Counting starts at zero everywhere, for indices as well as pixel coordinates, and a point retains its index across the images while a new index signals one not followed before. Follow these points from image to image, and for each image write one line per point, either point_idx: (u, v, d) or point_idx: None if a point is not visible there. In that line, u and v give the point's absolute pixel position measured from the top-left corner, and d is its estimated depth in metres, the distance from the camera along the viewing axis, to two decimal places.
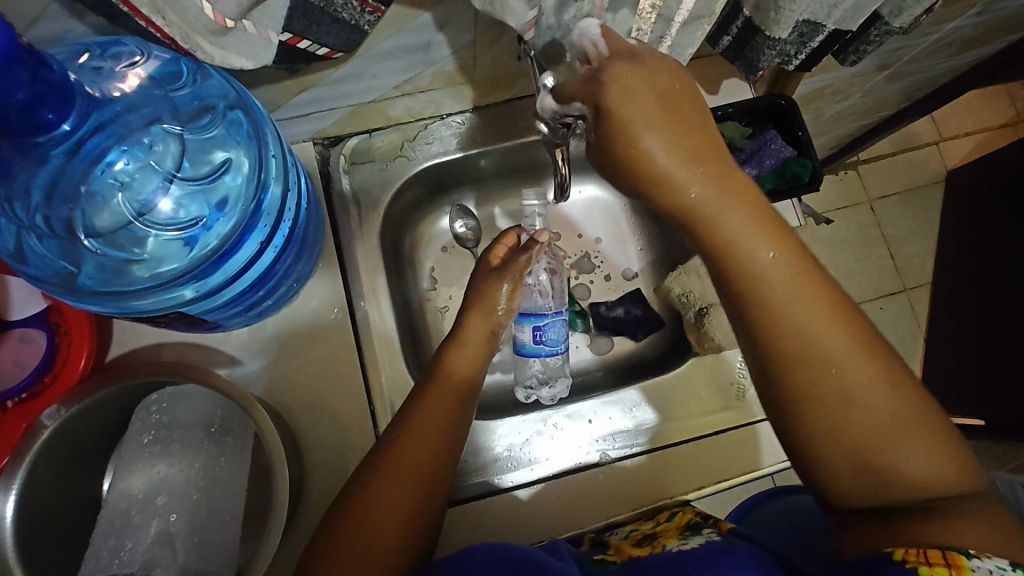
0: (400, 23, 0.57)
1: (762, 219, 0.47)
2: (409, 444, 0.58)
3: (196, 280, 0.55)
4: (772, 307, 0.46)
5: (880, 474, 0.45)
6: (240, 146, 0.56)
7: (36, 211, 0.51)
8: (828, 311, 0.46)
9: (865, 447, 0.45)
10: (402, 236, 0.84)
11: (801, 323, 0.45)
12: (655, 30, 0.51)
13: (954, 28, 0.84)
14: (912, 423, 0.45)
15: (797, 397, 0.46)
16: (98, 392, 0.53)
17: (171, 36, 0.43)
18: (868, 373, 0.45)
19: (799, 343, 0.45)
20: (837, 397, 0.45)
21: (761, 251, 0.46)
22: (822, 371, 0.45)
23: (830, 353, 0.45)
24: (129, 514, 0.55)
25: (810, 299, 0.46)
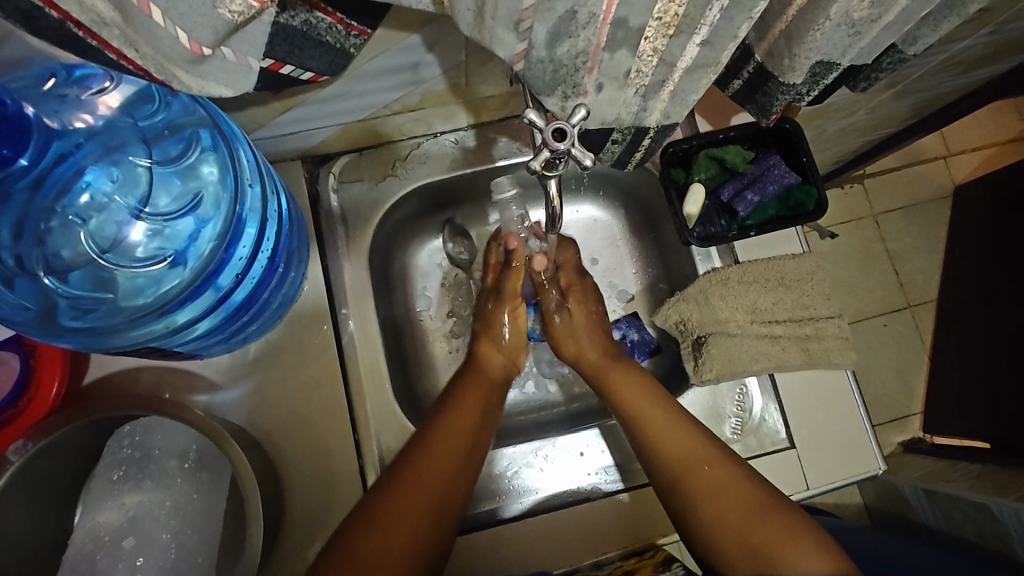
0: (388, 44, 0.54)
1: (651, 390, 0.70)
2: (431, 455, 0.63)
3: (190, 303, 0.55)
4: (646, 416, 0.67)
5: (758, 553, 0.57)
6: (213, 164, 0.55)
7: (3, 249, 0.50)
8: (691, 432, 0.65)
9: (726, 524, 0.60)
10: (393, 255, 0.82)
11: (671, 444, 0.65)
12: (656, 73, 0.47)
13: (968, 46, 0.80)
14: (782, 529, 0.57)
15: (690, 508, 0.62)
16: (66, 427, 0.51)
17: (144, 68, 0.40)
18: (729, 488, 0.61)
19: (665, 458, 0.64)
20: (703, 500, 0.61)
21: (657, 418, 0.67)
22: (696, 472, 0.62)
23: (697, 473, 0.63)
24: (94, 558, 0.54)
25: (673, 424, 0.66)
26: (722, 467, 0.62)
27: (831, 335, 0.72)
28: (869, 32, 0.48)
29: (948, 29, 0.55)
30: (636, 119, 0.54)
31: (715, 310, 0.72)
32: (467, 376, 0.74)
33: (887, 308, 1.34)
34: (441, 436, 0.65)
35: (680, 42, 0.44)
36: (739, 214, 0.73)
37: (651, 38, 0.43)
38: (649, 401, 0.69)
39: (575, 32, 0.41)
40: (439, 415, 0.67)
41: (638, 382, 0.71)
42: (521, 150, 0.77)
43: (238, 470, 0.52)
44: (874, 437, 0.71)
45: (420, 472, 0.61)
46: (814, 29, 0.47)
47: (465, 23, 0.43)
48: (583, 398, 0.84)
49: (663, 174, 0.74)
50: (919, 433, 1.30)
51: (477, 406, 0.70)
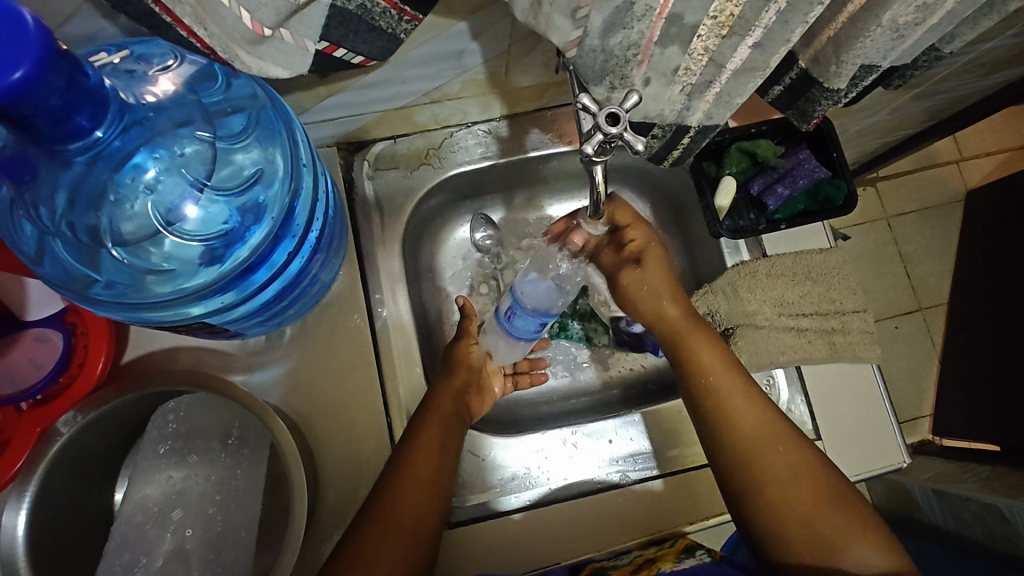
0: (436, 30, 0.55)
1: (731, 364, 0.65)
2: (411, 485, 0.59)
3: (222, 292, 0.55)
4: (726, 394, 0.63)
5: (816, 540, 0.57)
6: (272, 150, 0.55)
7: (59, 217, 0.49)
8: (771, 416, 0.63)
9: (794, 510, 0.58)
10: (421, 244, 0.83)
11: (749, 424, 0.62)
12: (704, 72, 0.48)
13: (993, 48, 0.81)
14: (850, 523, 0.57)
15: (759, 491, 0.60)
16: (115, 401, 0.52)
17: (210, 47, 0.42)
18: (805, 478, 0.59)
19: (739, 436, 0.62)
20: (774, 486, 0.59)
21: (739, 401, 0.63)
22: (771, 454, 0.60)
23: (772, 456, 0.60)
24: (145, 527, 0.55)
25: (758, 405, 0.63)
26: (798, 453, 0.61)
27: (857, 329, 0.73)
28: (913, 36, 0.49)
29: (986, 27, 0.56)
30: (678, 117, 0.55)
31: (744, 302, 0.73)
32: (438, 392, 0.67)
33: (899, 310, 1.35)
34: (409, 480, 0.59)
35: (732, 43, 0.45)
36: (769, 208, 0.74)
37: (705, 37, 0.44)
38: (729, 375, 0.64)
39: (630, 23, 0.42)
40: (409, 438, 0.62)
41: (717, 352, 0.66)
42: (554, 141, 0.78)
43: (284, 449, 0.53)
44: (899, 432, 0.72)
45: (392, 520, 0.57)
46: (864, 36, 0.48)
47: (522, 9, 0.44)
48: (606, 390, 0.84)
49: (694, 167, 0.75)
50: (928, 436, 1.31)
51: (446, 430, 0.64)
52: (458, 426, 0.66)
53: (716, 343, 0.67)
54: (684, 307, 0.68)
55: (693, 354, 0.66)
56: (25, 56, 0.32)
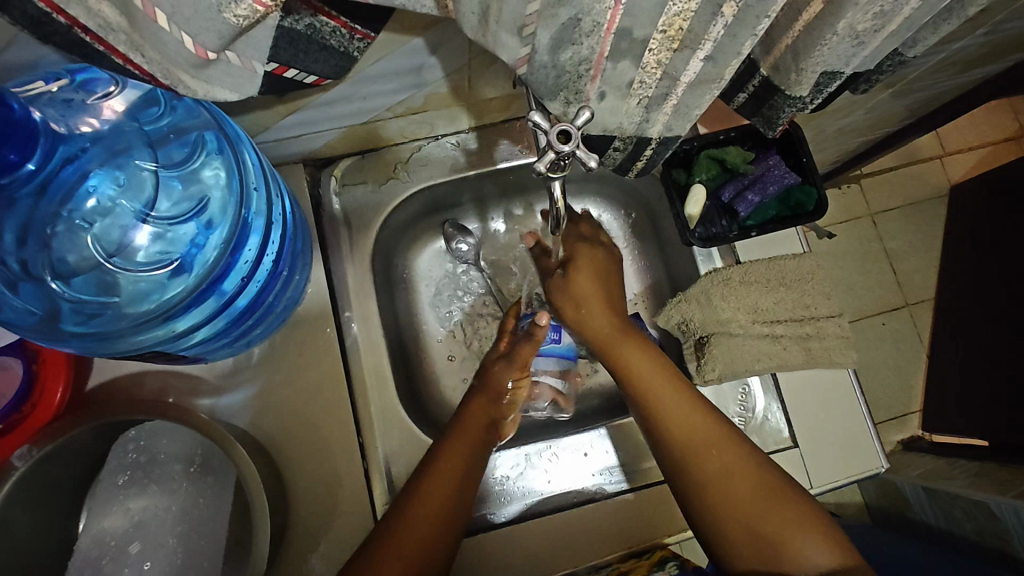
0: (390, 47, 0.55)
1: (676, 381, 0.64)
2: (426, 502, 0.59)
3: (194, 308, 0.54)
4: (675, 411, 0.62)
5: (741, 531, 0.57)
6: (220, 167, 0.54)
7: (7, 254, 0.49)
8: (721, 431, 0.61)
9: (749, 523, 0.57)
10: (394, 257, 0.82)
11: (701, 445, 0.60)
12: (660, 86, 0.48)
13: (963, 46, 0.80)
14: (800, 524, 0.56)
15: (710, 511, 0.58)
16: (73, 431, 0.51)
17: (150, 72, 0.41)
18: (759, 492, 0.58)
19: (696, 457, 0.60)
20: (736, 504, 0.57)
21: (690, 419, 0.61)
22: (725, 474, 0.59)
23: (726, 470, 0.59)
24: (102, 562, 0.54)
25: (710, 425, 0.61)
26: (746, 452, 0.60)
27: (832, 334, 0.72)
28: (872, 42, 0.49)
29: (948, 31, 0.56)
30: (638, 129, 0.54)
31: (718, 311, 0.72)
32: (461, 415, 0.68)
33: (884, 307, 1.34)
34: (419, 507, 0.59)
35: (684, 56, 0.44)
36: (740, 215, 0.73)
37: (656, 51, 0.43)
38: (671, 390, 0.63)
39: (578, 39, 0.41)
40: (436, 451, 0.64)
41: (662, 373, 0.65)
42: (523, 152, 0.77)
43: (246, 475, 0.52)
44: (876, 436, 0.71)
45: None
46: (822, 44, 0.48)
47: (469, 27, 0.43)
48: (585, 399, 0.83)
49: (663, 175, 0.75)
50: (917, 432, 1.31)
51: (454, 480, 0.61)
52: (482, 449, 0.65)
53: (658, 364, 0.65)
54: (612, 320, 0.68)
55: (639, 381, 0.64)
56: None
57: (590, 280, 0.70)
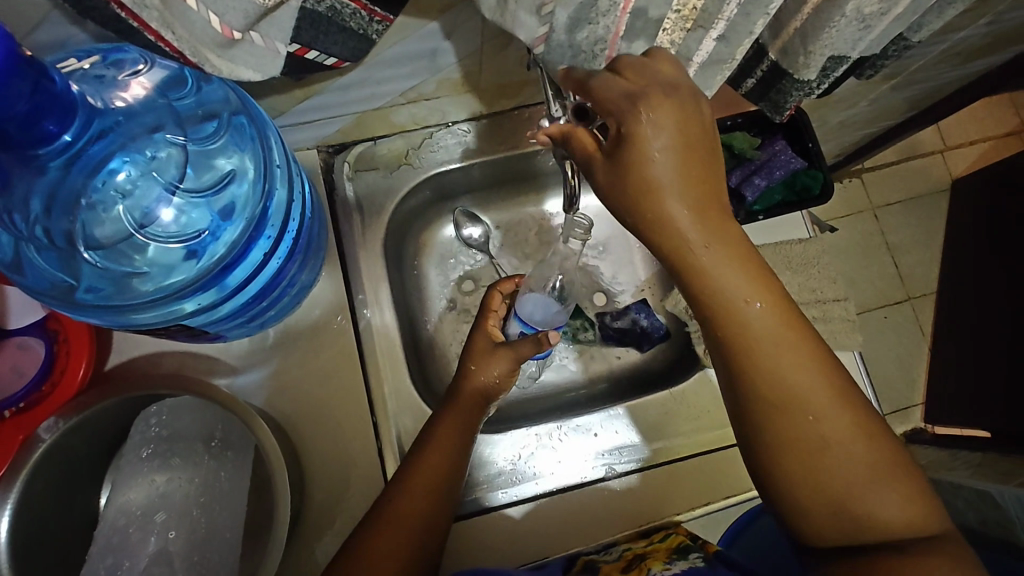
0: (406, 31, 0.56)
1: (768, 287, 0.47)
2: (414, 491, 0.59)
3: (202, 291, 0.54)
4: (753, 325, 0.46)
5: (808, 461, 0.46)
6: (245, 159, 0.56)
7: (35, 223, 0.49)
8: (812, 356, 0.47)
9: (816, 449, 0.46)
10: (405, 243, 0.83)
11: (786, 363, 0.46)
12: None
13: (965, 37, 0.81)
14: (878, 467, 0.45)
15: (777, 436, 0.47)
16: (97, 405, 0.52)
17: (179, 51, 0.42)
18: (846, 430, 0.46)
19: (763, 364, 0.47)
20: (805, 416, 0.46)
21: (772, 339, 0.47)
22: (807, 404, 0.46)
23: (799, 386, 0.46)
24: (127, 532, 0.55)
25: (799, 345, 0.47)
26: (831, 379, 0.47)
27: (838, 317, 0.74)
28: (879, 26, 0.50)
29: (952, 15, 0.57)
30: None
31: None
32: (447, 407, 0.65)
33: (887, 300, 1.35)
34: (407, 497, 0.59)
35: (697, 37, 0.45)
36: (747, 200, 0.74)
37: (670, 31, 0.45)
38: (759, 290, 0.46)
39: (595, 18, 0.43)
40: (421, 444, 0.62)
41: (751, 274, 0.46)
42: (532, 139, 0.78)
43: (266, 450, 0.53)
44: (882, 419, 0.72)
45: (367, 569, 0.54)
46: (830, 27, 0.49)
47: (486, 7, 0.43)
48: (593, 383, 0.84)
49: None
50: (921, 424, 1.31)
51: (440, 477, 0.60)
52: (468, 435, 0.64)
53: (751, 265, 0.46)
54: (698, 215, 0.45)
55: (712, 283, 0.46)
56: None
57: (670, 164, 0.44)
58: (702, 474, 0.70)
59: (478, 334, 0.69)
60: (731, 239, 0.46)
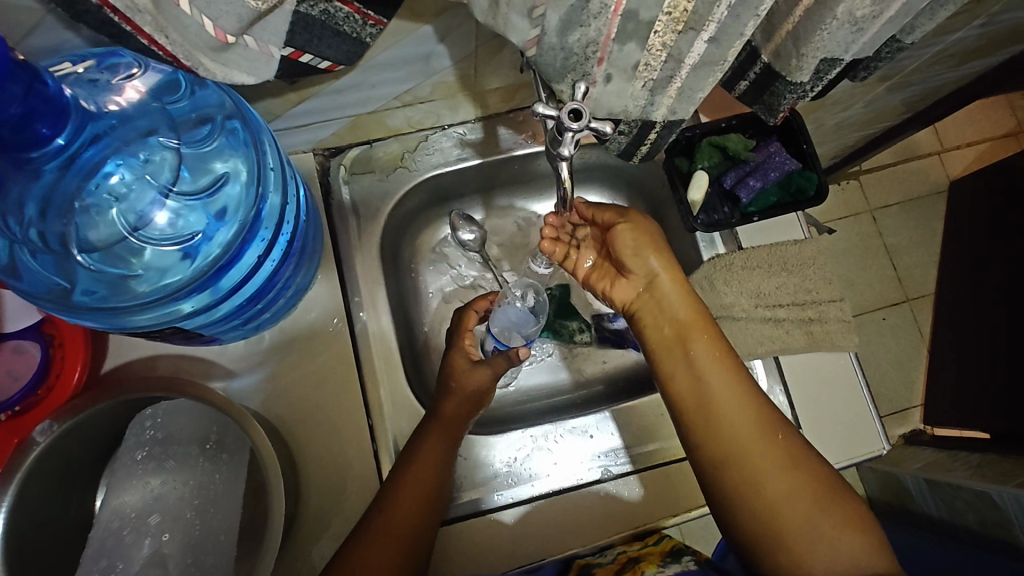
0: (401, 35, 0.56)
1: (725, 357, 0.61)
2: (410, 488, 0.60)
3: (198, 292, 0.54)
4: (711, 385, 0.59)
5: (766, 516, 0.54)
6: (239, 162, 0.55)
7: (29, 226, 0.49)
8: (760, 411, 0.58)
9: (769, 510, 0.54)
10: (401, 246, 0.83)
11: (737, 416, 0.58)
12: (665, 68, 0.49)
13: (959, 38, 0.82)
14: (822, 505, 0.54)
15: (733, 479, 0.56)
16: (91, 408, 0.52)
17: (172, 54, 0.43)
18: (794, 475, 0.55)
19: (724, 434, 0.58)
20: (755, 480, 0.55)
21: (729, 406, 0.58)
22: (764, 456, 0.56)
23: (751, 452, 0.56)
24: (121, 534, 0.55)
25: (750, 401, 0.59)
26: (785, 446, 0.57)
27: (834, 318, 0.73)
28: (872, 28, 0.50)
29: (945, 17, 0.57)
30: (642, 113, 0.56)
31: (720, 296, 0.74)
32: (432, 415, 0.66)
33: (886, 301, 1.35)
34: (401, 493, 0.60)
35: (688, 38, 0.45)
36: (742, 201, 0.75)
37: (662, 33, 0.45)
38: (714, 359, 0.60)
39: (586, 21, 0.43)
40: (410, 448, 0.63)
41: (706, 343, 0.61)
42: (527, 141, 0.79)
43: (260, 452, 0.53)
44: (878, 419, 0.72)
45: (363, 572, 0.55)
46: (821, 28, 0.49)
47: (479, 10, 0.45)
48: (590, 386, 0.84)
49: (667, 163, 0.76)
50: (919, 426, 1.31)
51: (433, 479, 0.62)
52: (453, 436, 0.65)
53: (710, 336, 0.62)
54: (673, 282, 0.64)
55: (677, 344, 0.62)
56: None
57: (627, 237, 0.65)
58: (696, 477, 0.70)
59: (455, 354, 0.69)
60: (687, 306, 0.63)
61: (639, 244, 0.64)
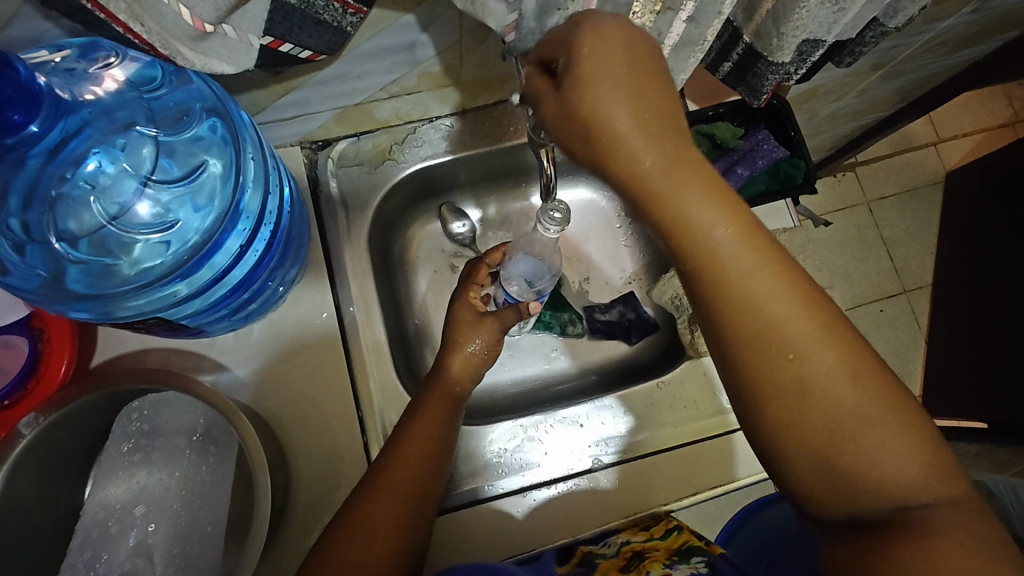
0: (383, 23, 0.56)
1: (757, 232, 0.41)
2: (408, 453, 0.59)
3: (185, 277, 0.55)
4: (734, 261, 0.40)
5: (802, 415, 0.40)
6: (220, 156, 0.56)
7: (11, 216, 0.49)
8: (798, 290, 0.41)
9: (815, 394, 0.40)
10: (392, 240, 0.83)
11: (766, 295, 0.40)
12: None
13: (950, 25, 0.81)
14: (854, 370, 0.40)
15: (753, 379, 0.42)
16: (78, 399, 0.52)
17: (148, 42, 0.42)
18: (843, 371, 0.40)
19: (751, 311, 0.41)
20: (796, 371, 0.40)
21: (697, 199, 0.40)
22: (798, 345, 0.40)
23: (797, 352, 0.40)
24: (107, 525, 0.55)
25: (787, 287, 0.41)
26: (844, 348, 0.40)
27: None
28: (853, 9, 0.50)
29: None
30: None
31: None
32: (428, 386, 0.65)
33: (880, 293, 1.32)
34: (399, 458, 0.59)
35: (666, 18, 0.45)
36: (730, 188, 0.74)
37: (639, 14, 0.45)
38: (745, 235, 0.40)
39: (564, 4, 0.43)
40: (407, 416, 0.63)
41: (739, 224, 0.40)
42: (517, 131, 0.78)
43: (248, 445, 0.53)
44: None
45: (362, 538, 0.54)
46: (800, 7, 0.49)
47: None
48: (582, 377, 0.84)
49: None
50: None
51: (417, 459, 0.60)
52: (453, 407, 0.64)
53: (743, 219, 0.40)
54: (651, 142, 0.40)
55: (700, 239, 0.40)
56: None
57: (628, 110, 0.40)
58: (689, 464, 0.71)
59: (460, 305, 0.71)
60: (689, 161, 0.40)
61: (607, 79, 0.40)
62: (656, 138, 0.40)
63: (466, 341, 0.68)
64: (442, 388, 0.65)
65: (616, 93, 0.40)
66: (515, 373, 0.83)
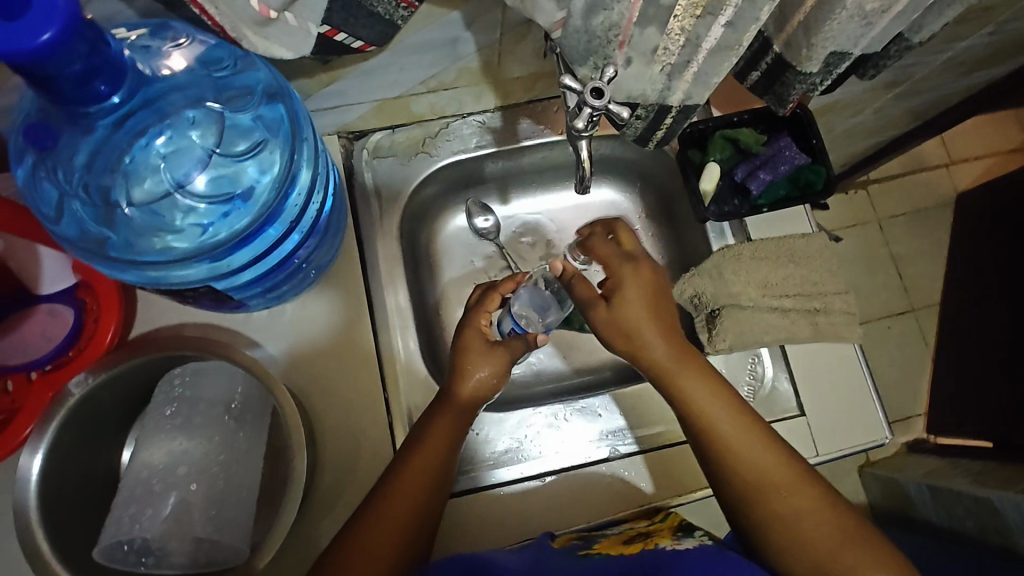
0: (430, 20, 0.59)
1: (719, 385, 0.64)
2: (410, 480, 0.61)
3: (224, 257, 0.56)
4: (719, 429, 0.61)
5: (791, 546, 0.57)
6: (276, 149, 0.58)
7: (78, 179, 0.52)
8: (787, 467, 0.60)
9: (782, 513, 0.58)
10: (419, 231, 0.85)
11: (756, 468, 0.60)
12: (682, 53, 0.51)
13: (968, 45, 0.84)
14: (840, 535, 0.56)
15: (760, 530, 0.58)
16: (125, 364, 0.55)
17: (219, 24, 0.46)
18: (811, 511, 0.57)
19: (746, 479, 0.60)
20: (778, 517, 0.58)
21: (696, 393, 0.63)
22: (780, 500, 0.58)
23: (772, 490, 0.59)
24: (150, 484, 0.57)
25: (756, 430, 0.62)
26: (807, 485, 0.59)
27: (839, 310, 0.76)
28: (881, 22, 0.52)
29: (952, 16, 0.59)
30: (660, 97, 0.58)
31: (728, 285, 0.75)
32: (434, 408, 0.66)
33: (890, 310, 1.35)
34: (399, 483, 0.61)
35: (706, 23, 0.47)
36: (752, 192, 0.77)
37: (680, 17, 0.47)
38: (746, 436, 0.61)
39: (609, 5, 0.45)
40: (411, 439, 0.64)
41: (717, 401, 0.62)
42: (546, 131, 0.81)
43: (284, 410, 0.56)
44: (880, 407, 0.74)
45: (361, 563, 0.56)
46: (831, 18, 0.51)
47: None
48: (598, 372, 0.86)
49: (680, 154, 0.78)
50: (922, 435, 1.30)
51: (420, 484, 0.61)
52: (460, 425, 0.66)
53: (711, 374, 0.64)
54: (665, 344, 0.63)
55: (702, 413, 0.62)
56: (53, 18, 0.34)
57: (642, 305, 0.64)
58: (702, 458, 0.72)
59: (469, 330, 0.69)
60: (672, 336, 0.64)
61: (639, 304, 0.64)
62: (663, 329, 0.64)
63: (476, 368, 0.66)
64: (449, 408, 0.65)
65: (644, 316, 0.64)
66: (534, 366, 0.85)
